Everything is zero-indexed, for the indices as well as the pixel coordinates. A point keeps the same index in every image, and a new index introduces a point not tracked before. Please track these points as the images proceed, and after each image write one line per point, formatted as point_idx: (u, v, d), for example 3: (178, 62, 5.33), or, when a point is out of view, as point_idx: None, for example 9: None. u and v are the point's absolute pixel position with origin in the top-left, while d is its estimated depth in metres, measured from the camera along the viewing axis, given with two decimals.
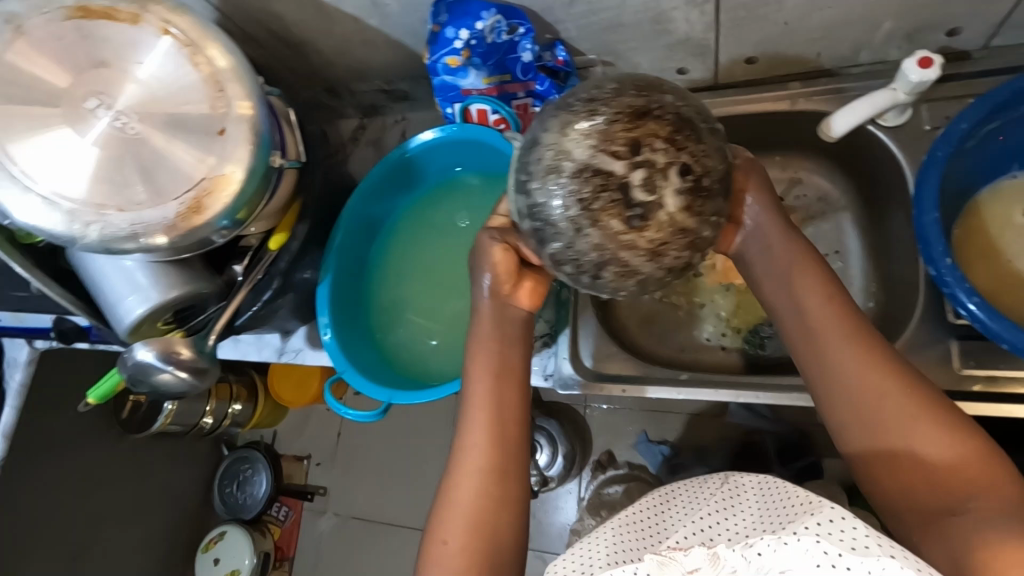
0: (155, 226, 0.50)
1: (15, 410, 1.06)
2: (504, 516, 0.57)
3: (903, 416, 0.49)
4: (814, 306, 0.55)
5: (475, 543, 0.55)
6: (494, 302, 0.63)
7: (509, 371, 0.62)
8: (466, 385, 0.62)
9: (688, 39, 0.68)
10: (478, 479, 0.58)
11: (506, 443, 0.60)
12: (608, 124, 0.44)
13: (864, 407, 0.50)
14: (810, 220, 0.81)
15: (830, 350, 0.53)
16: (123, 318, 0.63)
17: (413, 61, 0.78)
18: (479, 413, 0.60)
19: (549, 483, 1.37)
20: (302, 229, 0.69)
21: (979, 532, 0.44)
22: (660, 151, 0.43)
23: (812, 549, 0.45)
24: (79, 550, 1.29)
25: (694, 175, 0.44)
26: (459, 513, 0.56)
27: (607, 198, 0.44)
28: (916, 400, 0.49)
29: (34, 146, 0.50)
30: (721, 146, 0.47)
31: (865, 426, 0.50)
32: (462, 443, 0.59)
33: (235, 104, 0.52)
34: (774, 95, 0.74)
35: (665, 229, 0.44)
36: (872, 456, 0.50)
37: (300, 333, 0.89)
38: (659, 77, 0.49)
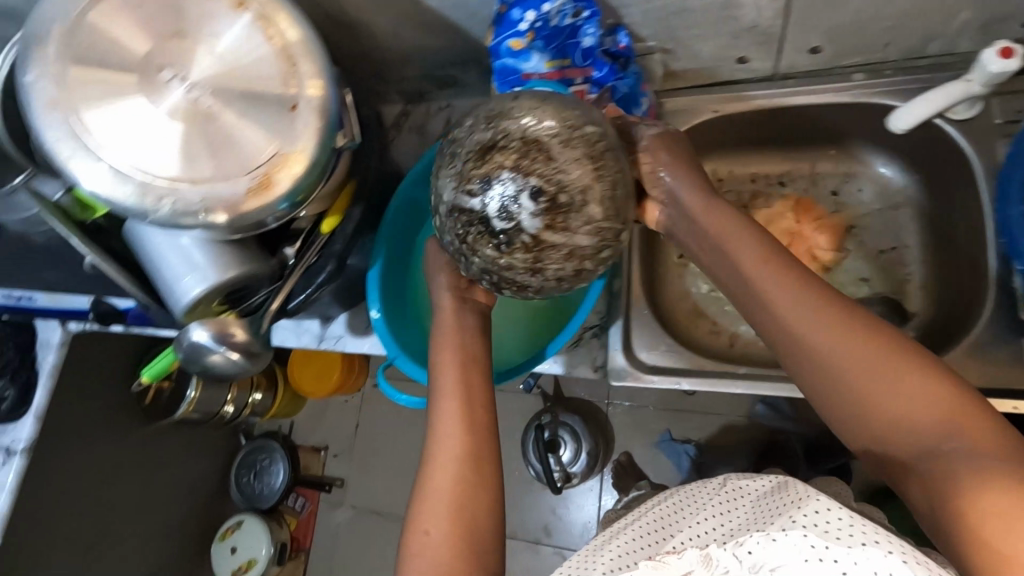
0: (227, 201, 0.49)
1: (48, 390, 1.05)
2: (481, 505, 0.57)
3: (881, 376, 0.45)
4: (762, 283, 0.53)
5: (457, 531, 0.55)
6: (454, 297, 0.67)
7: (472, 362, 0.64)
8: (434, 379, 0.64)
9: (755, 26, 0.67)
10: (452, 466, 0.58)
11: (477, 430, 0.60)
12: (463, 165, 0.50)
13: (841, 380, 0.47)
14: (865, 215, 0.80)
15: (799, 329, 0.50)
16: (180, 298, 0.62)
17: (466, 45, 0.77)
18: (446, 401, 0.61)
19: (572, 479, 1.36)
20: (356, 212, 0.67)
21: (970, 477, 0.40)
22: (505, 182, 0.47)
23: (799, 541, 0.44)
24: (103, 535, 1.28)
25: (548, 196, 0.47)
26: (438, 501, 0.57)
27: (475, 231, 0.49)
28: (887, 356, 0.46)
29: (106, 116, 0.49)
30: (584, 151, 0.49)
31: (843, 401, 0.47)
32: (433, 434, 0.60)
33: (307, 82, 0.51)
34: (837, 87, 0.73)
35: (531, 250, 0.48)
36: (858, 427, 0.47)
37: (341, 320, 0.88)
38: (515, 95, 0.53)
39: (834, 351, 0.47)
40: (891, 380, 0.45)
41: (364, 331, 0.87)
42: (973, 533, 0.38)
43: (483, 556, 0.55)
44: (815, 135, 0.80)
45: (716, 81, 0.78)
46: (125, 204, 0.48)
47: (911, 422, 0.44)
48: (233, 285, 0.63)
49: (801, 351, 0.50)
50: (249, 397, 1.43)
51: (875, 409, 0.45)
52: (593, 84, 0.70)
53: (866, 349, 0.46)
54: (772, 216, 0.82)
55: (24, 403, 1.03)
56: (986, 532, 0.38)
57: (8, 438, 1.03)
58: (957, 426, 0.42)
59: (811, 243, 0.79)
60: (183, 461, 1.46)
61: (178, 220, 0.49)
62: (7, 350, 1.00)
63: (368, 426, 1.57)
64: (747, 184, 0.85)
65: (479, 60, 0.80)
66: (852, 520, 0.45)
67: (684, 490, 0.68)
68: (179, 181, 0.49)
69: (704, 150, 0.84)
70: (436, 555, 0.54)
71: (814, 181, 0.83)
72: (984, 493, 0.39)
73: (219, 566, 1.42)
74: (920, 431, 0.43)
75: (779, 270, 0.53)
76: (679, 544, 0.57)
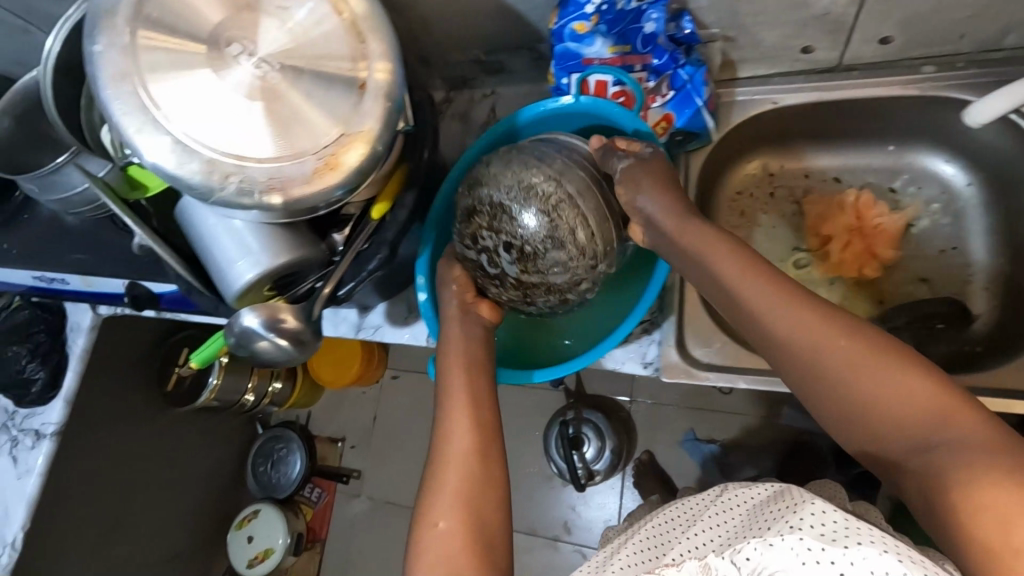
0: (293, 180, 0.48)
1: (77, 374, 1.01)
2: (490, 500, 0.57)
3: (876, 378, 0.47)
4: (753, 291, 0.54)
5: (464, 525, 0.55)
6: (459, 308, 0.68)
7: (478, 368, 0.65)
8: (442, 381, 0.64)
9: (827, 14, 0.65)
10: (461, 460, 0.58)
11: (484, 431, 0.61)
12: (460, 224, 0.64)
13: (838, 383, 0.48)
14: (925, 215, 0.79)
15: (798, 334, 0.50)
16: (232, 283, 0.60)
17: (520, 29, 0.75)
18: (453, 401, 0.62)
19: (594, 477, 1.30)
20: (409, 197, 0.65)
21: (961, 471, 0.42)
22: (486, 240, 0.61)
23: (796, 544, 0.44)
24: (120, 521, 1.26)
25: (517, 248, 0.60)
26: (447, 494, 0.56)
27: (479, 274, 0.65)
28: (882, 357, 0.47)
29: (173, 89, 0.47)
30: (544, 204, 0.59)
31: (840, 402, 0.49)
32: (444, 436, 0.60)
33: (376, 63, 0.50)
34: (903, 79, 0.71)
35: (516, 289, 0.63)
36: (854, 426, 0.48)
37: (380, 309, 0.85)
38: (493, 155, 0.63)
39: (831, 355, 0.49)
40: (887, 382, 0.47)
41: (404, 321, 0.84)
42: (968, 528, 0.40)
43: (491, 551, 0.54)
44: (875, 131, 0.78)
45: (776, 71, 0.75)
46: (191, 181, 0.47)
47: (907, 421, 0.45)
48: (284, 270, 0.61)
49: (801, 357, 0.50)
50: (268, 386, 1.40)
51: (873, 410, 0.47)
52: (652, 72, 0.68)
53: (862, 352, 0.48)
54: (829, 212, 0.80)
55: (53, 386, 1.00)
56: (987, 531, 0.39)
57: (37, 421, 1.00)
58: (949, 421, 0.44)
59: (869, 241, 0.78)
60: (203, 448, 1.45)
61: (243, 200, 0.48)
62: (37, 333, 1.00)
63: (386, 420, 1.53)
64: (801, 180, 0.84)
65: (530, 46, 0.78)
66: (841, 517, 0.45)
67: (674, 507, 0.68)
68: (246, 159, 0.48)
69: (756, 143, 0.82)
70: (444, 550, 0.54)
71: (869, 177, 0.81)
72: (981, 490, 0.40)
73: (234, 554, 1.40)
74: (914, 428, 0.45)
75: (768, 279, 0.54)
76: (677, 557, 0.57)
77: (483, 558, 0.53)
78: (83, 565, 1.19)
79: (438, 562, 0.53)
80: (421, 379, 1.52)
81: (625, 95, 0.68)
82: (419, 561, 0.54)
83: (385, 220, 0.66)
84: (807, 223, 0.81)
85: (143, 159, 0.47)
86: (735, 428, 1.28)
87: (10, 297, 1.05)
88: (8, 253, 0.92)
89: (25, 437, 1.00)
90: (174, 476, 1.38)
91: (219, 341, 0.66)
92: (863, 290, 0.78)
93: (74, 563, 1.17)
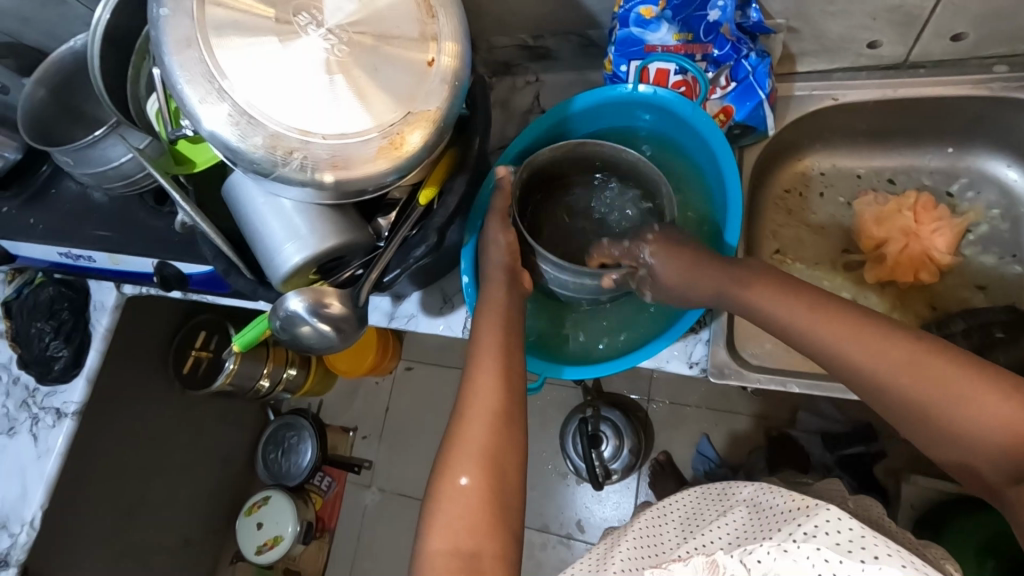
0: (354, 159, 0.47)
1: (100, 353, 0.98)
2: (514, 463, 0.54)
3: (937, 393, 0.48)
4: (800, 311, 0.54)
5: (488, 484, 0.51)
6: (507, 269, 0.64)
7: (512, 327, 0.61)
8: (474, 341, 0.60)
9: (901, 6, 0.62)
10: (487, 419, 0.54)
11: (512, 390, 0.57)
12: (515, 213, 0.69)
13: (902, 399, 0.49)
14: (982, 221, 0.77)
15: (850, 355, 0.51)
16: (279, 266, 0.59)
17: (574, 11, 0.73)
18: (485, 359, 0.58)
19: (611, 476, 1.27)
20: (460, 182, 0.61)
21: None
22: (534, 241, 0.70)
23: (813, 554, 0.46)
24: (134, 503, 1.24)
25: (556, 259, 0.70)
26: (470, 452, 0.53)
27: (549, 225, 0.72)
28: (937, 370, 0.48)
29: (236, 56, 0.46)
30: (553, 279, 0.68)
31: (904, 415, 0.49)
32: (470, 392, 0.56)
33: (444, 44, 0.49)
34: (970, 79, 0.69)
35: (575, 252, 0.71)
36: (924, 437, 0.49)
37: (414, 298, 0.81)
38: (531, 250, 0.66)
39: (882, 371, 0.50)
40: (952, 396, 0.47)
41: (438, 312, 0.80)
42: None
43: (507, 517, 0.51)
44: (935, 131, 0.76)
45: (837, 67, 0.73)
46: (253, 155, 0.45)
47: (984, 432, 0.46)
48: (331, 255, 0.59)
49: (859, 377, 0.51)
50: (283, 372, 1.37)
51: (943, 423, 0.47)
52: (712, 63, 0.66)
53: (915, 365, 0.49)
54: (886, 214, 0.77)
55: (76, 364, 0.98)
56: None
57: (58, 400, 0.98)
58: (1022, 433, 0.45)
59: (926, 244, 0.75)
60: (216, 433, 1.43)
61: (303, 177, 0.46)
62: (60, 311, 0.97)
63: (399, 410, 1.50)
64: (852, 181, 0.82)
65: (580, 31, 0.76)
66: (853, 526, 0.47)
67: (656, 511, 0.69)
68: (311, 134, 0.46)
69: (807, 141, 0.80)
70: (464, 514, 0.50)
71: (925, 179, 0.79)
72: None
73: (243, 540, 1.37)
74: (989, 440, 0.46)
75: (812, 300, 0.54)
76: (686, 552, 0.57)
77: (502, 527, 0.51)
78: (96, 545, 1.18)
79: (454, 525, 0.50)
80: (436, 371, 1.49)
81: (686, 84, 0.66)
82: (434, 522, 0.51)
83: (432, 205, 0.63)
84: (861, 223, 0.78)
85: (203, 129, 0.45)
86: (761, 433, 1.23)
87: (32, 273, 1.02)
88: (33, 228, 0.90)
89: (46, 415, 0.98)
90: (188, 461, 1.37)
91: (262, 325, 0.65)
92: (913, 296, 0.76)
93: (89, 543, 1.16)
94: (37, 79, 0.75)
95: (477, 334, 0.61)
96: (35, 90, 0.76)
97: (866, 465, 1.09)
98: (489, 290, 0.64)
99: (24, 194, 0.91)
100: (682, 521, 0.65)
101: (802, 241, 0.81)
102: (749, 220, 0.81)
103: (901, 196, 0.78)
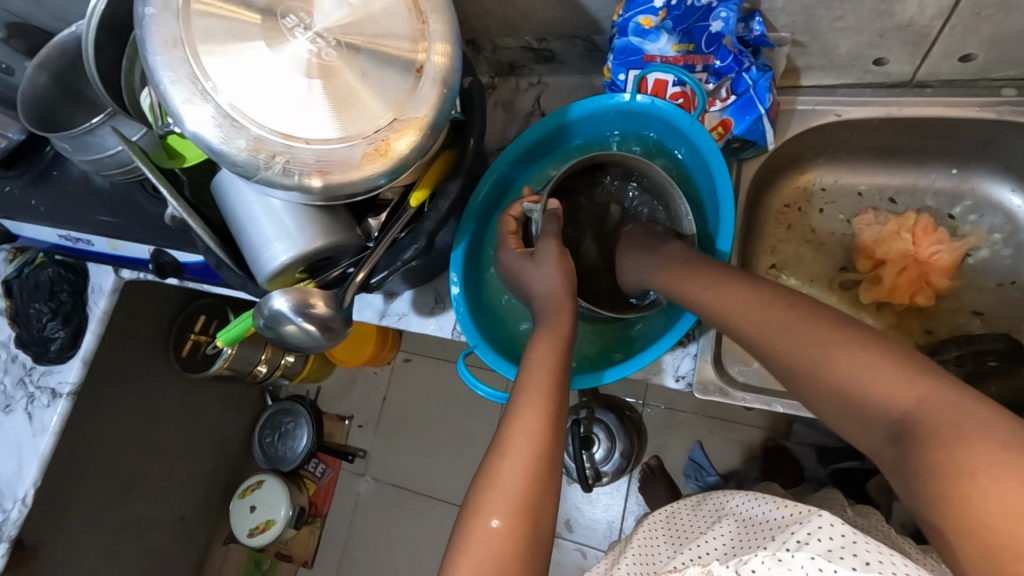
0: (339, 163, 0.46)
1: (97, 336, 0.98)
2: (548, 507, 0.51)
3: (809, 355, 0.45)
4: (709, 290, 0.55)
5: (523, 530, 0.49)
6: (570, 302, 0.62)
7: (566, 368, 0.58)
8: (524, 376, 0.57)
9: (910, 24, 0.61)
10: (528, 461, 0.52)
11: (560, 434, 0.54)
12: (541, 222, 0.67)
13: (785, 365, 0.46)
14: (984, 245, 0.76)
15: (741, 329, 0.50)
16: (266, 264, 0.59)
17: (579, 18, 0.72)
18: (532, 396, 0.55)
19: (600, 478, 1.24)
20: (453, 186, 0.59)
21: (937, 451, 0.36)
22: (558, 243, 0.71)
23: (807, 563, 0.42)
24: (128, 483, 1.25)
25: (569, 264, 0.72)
26: (506, 495, 0.50)
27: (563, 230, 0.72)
28: (805, 335, 0.46)
29: (224, 59, 0.46)
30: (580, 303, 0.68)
31: (789, 385, 0.46)
32: (510, 429, 0.54)
33: (435, 45, 0.48)
34: (978, 102, 0.67)
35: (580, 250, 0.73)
36: (813, 404, 0.45)
37: (406, 297, 0.81)
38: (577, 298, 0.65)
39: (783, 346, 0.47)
40: (822, 352, 0.44)
41: (429, 312, 0.79)
42: (962, 509, 0.34)
43: (535, 562, 0.49)
44: (942, 152, 0.75)
45: (843, 82, 0.72)
46: (237, 158, 0.45)
47: (858, 393, 0.42)
48: (318, 255, 0.59)
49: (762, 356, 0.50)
50: (281, 359, 1.37)
51: (818, 386, 0.44)
52: (713, 74, 0.65)
53: (793, 333, 0.46)
54: (886, 235, 0.76)
55: (72, 347, 0.98)
56: (973, 511, 0.34)
57: (54, 379, 0.98)
58: (895, 392, 0.40)
59: (924, 266, 0.74)
60: (213, 416, 1.44)
61: (288, 181, 0.46)
62: (59, 292, 0.98)
63: (396, 401, 1.50)
64: (854, 199, 0.81)
65: (585, 36, 0.75)
66: (846, 532, 0.44)
67: (660, 522, 0.69)
68: (295, 139, 0.46)
69: (811, 156, 0.79)
70: (491, 559, 0.48)
71: (928, 201, 0.78)
72: (954, 470, 0.35)
73: (236, 522, 1.38)
74: (866, 402, 0.41)
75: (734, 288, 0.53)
76: (681, 563, 0.56)
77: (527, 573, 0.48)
78: (87, 521, 1.19)
79: (479, 566, 0.48)
80: (434, 365, 1.49)
81: (684, 96, 0.66)
82: (458, 559, 0.49)
83: (424, 208, 0.61)
84: (860, 243, 0.78)
85: (187, 130, 0.45)
86: (756, 443, 1.22)
87: (33, 253, 1.03)
88: (35, 209, 0.89)
89: (42, 394, 0.98)
90: (184, 443, 1.38)
91: (246, 322, 0.65)
92: (909, 321, 0.75)
93: (81, 520, 1.18)
94: (38, 63, 0.74)
95: (527, 369, 0.58)
96: (37, 75, 0.75)
97: (860, 479, 1.01)
98: (544, 325, 0.61)
99: (29, 174, 0.91)
100: (680, 534, 0.64)
101: (801, 257, 0.80)
102: (749, 233, 0.80)
103: (901, 216, 0.77)
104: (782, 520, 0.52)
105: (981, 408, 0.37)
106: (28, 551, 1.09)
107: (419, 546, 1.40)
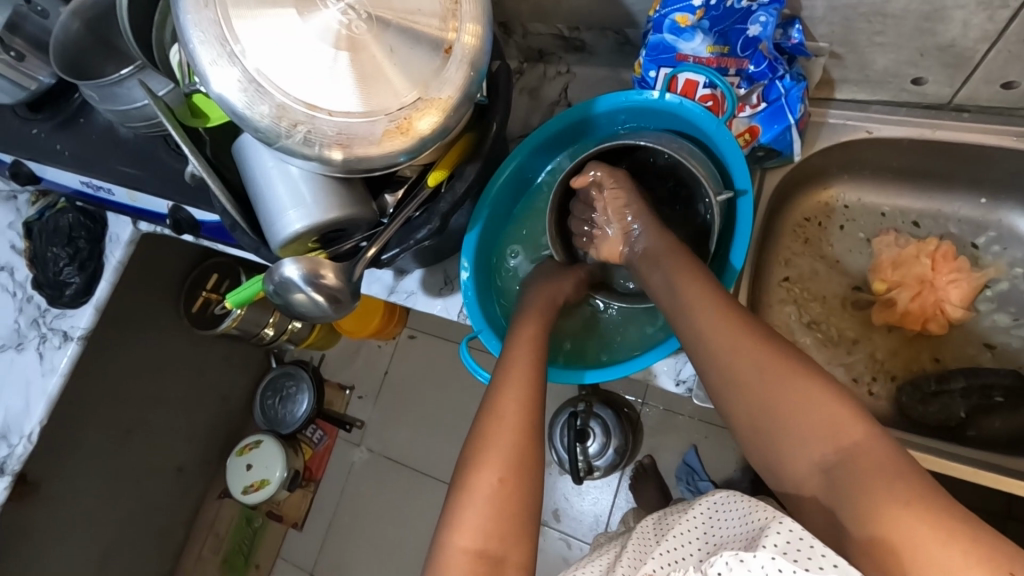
0: (360, 138, 0.47)
1: (111, 285, 0.99)
2: (536, 473, 0.52)
3: (774, 387, 0.49)
4: (709, 306, 0.56)
5: (517, 496, 0.50)
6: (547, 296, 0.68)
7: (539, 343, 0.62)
8: (507, 352, 0.61)
9: (952, 46, 0.59)
10: (516, 431, 0.53)
11: (540, 400, 0.56)
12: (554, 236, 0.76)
13: (772, 403, 0.49)
14: (1004, 278, 0.75)
15: (738, 367, 0.51)
16: (280, 231, 0.59)
17: (614, 9, 0.70)
18: (512, 367, 0.58)
19: (593, 472, 1.24)
20: (470, 170, 0.59)
21: (892, 490, 0.41)
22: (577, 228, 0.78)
23: (767, 564, 0.40)
24: (132, 429, 1.28)
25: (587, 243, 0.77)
26: (499, 457, 0.51)
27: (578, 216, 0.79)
28: (778, 369, 0.49)
29: (256, 24, 0.46)
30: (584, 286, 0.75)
31: (766, 420, 0.49)
32: (498, 399, 0.55)
33: (466, 25, 0.47)
34: (1014, 129, 0.65)
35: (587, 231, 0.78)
36: (772, 430, 0.49)
37: (415, 275, 0.81)
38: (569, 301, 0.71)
39: (770, 386, 0.49)
40: (801, 400, 0.48)
41: (438, 292, 0.80)
42: (893, 528, 0.39)
43: (526, 527, 0.50)
44: (970, 179, 0.73)
45: (876, 98, 0.71)
46: (259, 123, 0.46)
47: (802, 419, 0.47)
48: (333, 226, 0.60)
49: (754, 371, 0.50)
50: (288, 324, 1.36)
51: (774, 407, 0.49)
52: (745, 79, 0.64)
53: None
54: (904, 259, 0.75)
55: (87, 292, 0.99)
56: (917, 537, 0.38)
57: (66, 323, 0.99)
58: (839, 426, 0.45)
59: (941, 294, 0.74)
60: (218, 373, 1.46)
61: (308, 150, 0.47)
62: (78, 238, 0.99)
63: (397, 376, 1.51)
64: (876, 219, 0.79)
65: (618, 29, 0.74)
66: (803, 535, 0.41)
67: (643, 530, 0.64)
68: (318, 109, 0.46)
69: (836, 170, 0.78)
70: (490, 519, 0.49)
71: (952, 228, 0.77)
72: (899, 504, 0.40)
73: (231, 479, 1.39)
74: (807, 426, 0.47)
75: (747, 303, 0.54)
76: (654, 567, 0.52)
77: (528, 541, 0.49)
78: (87, 463, 1.22)
79: (482, 527, 0.49)
80: (438, 345, 1.49)
81: (713, 99, 0.65)
82: (459, 521, 0.49)
83: (440, 189, 0.61)
84: (876, 264, 0.77)
85: (212, 89, 0.46)
86: None
87: (54, 197, 1.04)
88: (59, 154, 0.90)
89: (54, 336, 0.99)
90: (188, 396, 1.40)
91: (257, 286, 0.66)
92: (915, 346, 0.75)
93: (82, 459, 1.20)
94: (72, 9, 0.75)
95: (512, 345, 0.62)
96: (70, 21, 0.75)
97: None
98: (528, 312, 0.66)
99: (55, 119, 0.91)
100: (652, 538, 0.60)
101: (816, 273, 0.79)
102: (764, 245, 0.79)
103: (922, 241, 0.76)
104: (751, 526, 0.48)
105: (910, 459, 0.43)
106: (30, 486, 1.12)
107: (407, 520, 1.42)
